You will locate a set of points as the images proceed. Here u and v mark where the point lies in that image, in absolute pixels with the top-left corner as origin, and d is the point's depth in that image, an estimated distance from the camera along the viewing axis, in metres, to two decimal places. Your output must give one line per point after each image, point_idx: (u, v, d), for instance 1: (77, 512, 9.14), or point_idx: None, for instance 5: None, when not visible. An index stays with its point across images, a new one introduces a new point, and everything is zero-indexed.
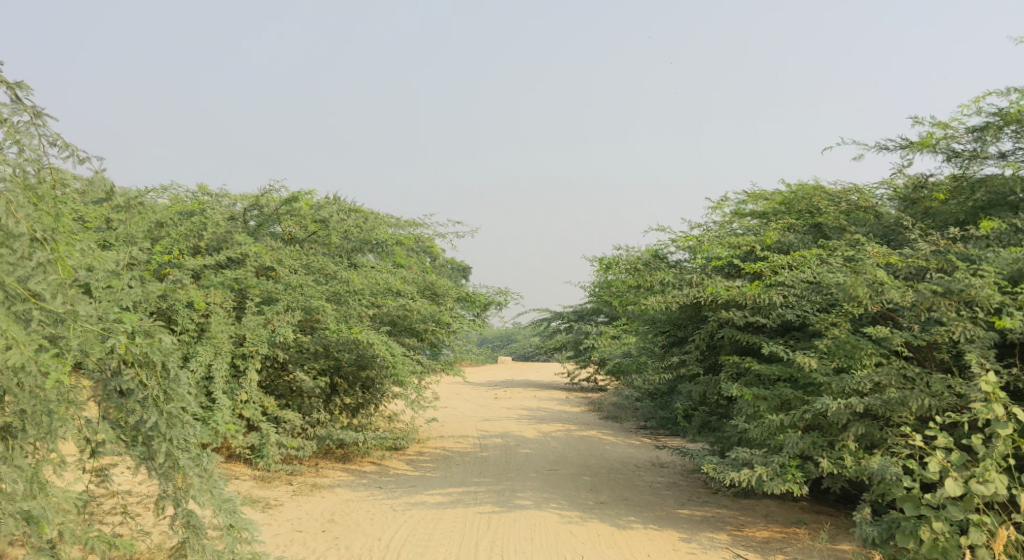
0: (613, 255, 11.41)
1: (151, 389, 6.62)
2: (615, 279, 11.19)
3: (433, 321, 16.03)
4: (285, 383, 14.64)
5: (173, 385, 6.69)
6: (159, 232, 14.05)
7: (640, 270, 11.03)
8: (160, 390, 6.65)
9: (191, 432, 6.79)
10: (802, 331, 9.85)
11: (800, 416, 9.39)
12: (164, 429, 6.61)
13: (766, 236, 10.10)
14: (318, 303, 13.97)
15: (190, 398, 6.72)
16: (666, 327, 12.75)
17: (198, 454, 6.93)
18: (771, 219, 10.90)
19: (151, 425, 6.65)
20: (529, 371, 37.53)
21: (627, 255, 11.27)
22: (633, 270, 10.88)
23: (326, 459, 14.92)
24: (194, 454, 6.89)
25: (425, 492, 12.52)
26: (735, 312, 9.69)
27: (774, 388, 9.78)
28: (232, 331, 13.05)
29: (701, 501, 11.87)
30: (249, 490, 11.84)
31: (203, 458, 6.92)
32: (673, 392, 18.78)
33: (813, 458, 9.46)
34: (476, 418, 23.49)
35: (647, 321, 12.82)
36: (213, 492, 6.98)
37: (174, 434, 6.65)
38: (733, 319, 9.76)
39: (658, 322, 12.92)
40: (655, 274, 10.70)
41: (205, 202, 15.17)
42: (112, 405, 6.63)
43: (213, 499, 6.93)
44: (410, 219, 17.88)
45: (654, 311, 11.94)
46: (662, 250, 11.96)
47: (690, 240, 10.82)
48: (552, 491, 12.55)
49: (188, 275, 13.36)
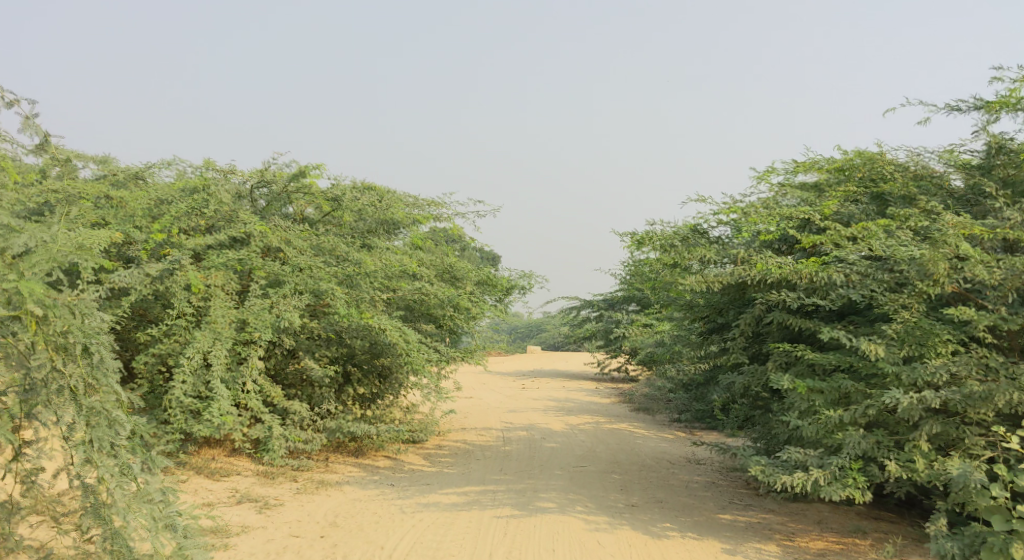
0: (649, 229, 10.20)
1: (72, 380, 6.39)
2: (651, 257, 10.00)
3: (452, 305, 14.98)
4: (293, 371, 13.72)
5: (96, 377, 6.45)
6: (158, 210, 13.09)
7: (680, 247, 9.85)
8: (81, 382, 6.42)
9: (120, 432, 6.54)
10: (863, 315, 8.67)
11: (863, 412, 8.22)
12: (85, 428, 6.39)
13: (822, 207, 8.94)
14: (328, 285, 12.99)
15: (116, 391, 6.50)
16: (706, 311, 11.62)
17: (127, 459, 6.58)
18: (827, 190, 9.73)
19: (71, 423, 6.41)
20: (557, 361, 36.43)
21: (663, 230, 10.09)
22: (672, 246, 9.70)
23: (338, 453, 13.99)
24: (121, 461, 6.54)
25: (440, 491, 11.54)
26: (787, 293, 8.53)
27: (831, 381, 8.62)
28: (233, 316, 12.07)
29: (744, 505, 10.74)
30: (249, 488, 10.92)
31: (130, 468, 6.52)
32: (709, 383, 17.64)
33: (876, 460, 8.30)
34: (501, 409, 22.41)
35: (686, 305, 11.71)
36: (143, 505, 6.52)
37: (92, 434, 6.40)
38: (785, 301, 8.60)
39: (696, 306, 11.78)
40: (695, 251, 9.54)
41: (210, 178, 14.18)
42: (28, 398, 6.35)
43: (145, 514, 6.52)
44: (430, 199, 16.84)
45: (692, 293, 10.80)
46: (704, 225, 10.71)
47: (735, 213, 9.63)
48: (579, 492, 11.46)
49: (188, 255, 12.40)
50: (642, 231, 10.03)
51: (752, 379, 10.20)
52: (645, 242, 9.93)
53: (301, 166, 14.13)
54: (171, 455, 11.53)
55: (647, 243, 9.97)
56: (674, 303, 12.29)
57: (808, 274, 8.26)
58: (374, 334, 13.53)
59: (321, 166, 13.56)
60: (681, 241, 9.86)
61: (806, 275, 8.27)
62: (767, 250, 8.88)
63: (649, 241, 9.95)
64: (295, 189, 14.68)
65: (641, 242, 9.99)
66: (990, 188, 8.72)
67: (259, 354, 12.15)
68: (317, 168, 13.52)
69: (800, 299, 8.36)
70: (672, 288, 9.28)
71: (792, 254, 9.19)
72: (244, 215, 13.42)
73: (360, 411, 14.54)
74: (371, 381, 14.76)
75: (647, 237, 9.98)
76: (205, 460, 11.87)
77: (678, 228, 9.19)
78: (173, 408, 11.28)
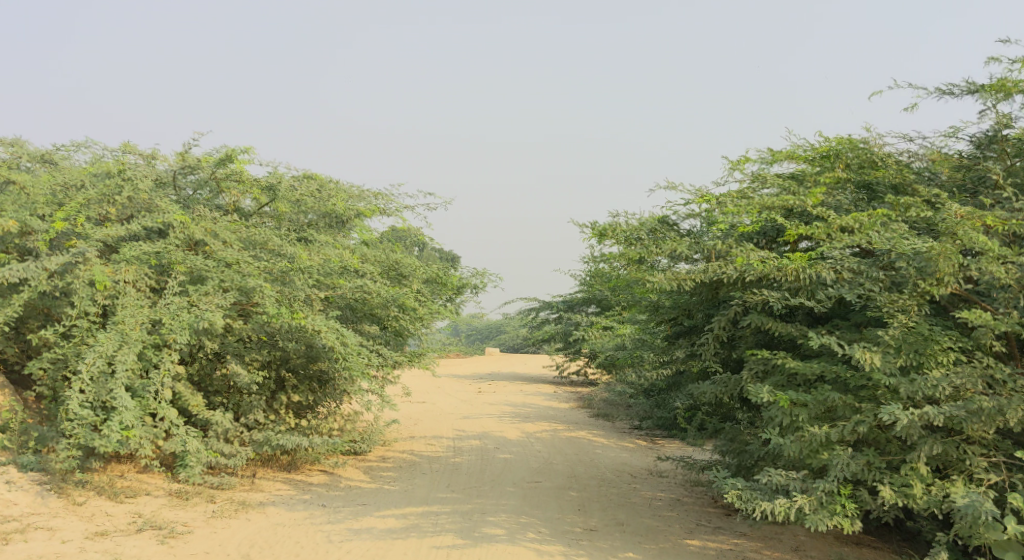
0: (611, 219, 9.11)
1: None
2: (614, 250, 8.91)
3: (397, 306, 13.74)
4: (219, 377, 12.44)
5: None
6: (63, 197, 11.71)
7: (646, 239, 8.78)
8: None
9: None
10: (850, 319, 7.71)
11: (852, 429, 7.20)
12: None
13: (809, 197, 7.95)
14: (256, 282, 11.69)
15: None
16: (674, 313, 10.63)
17: None
18: (810, 178, 8.76)
19: None
20: (515, 364, 35.28)
21: (627, 221, 9.02)
22: (638, 238, 8.62)
23: (268, 467, 12.70)
24: None
25: (375, 514, 10.35)
26: (768, 292, 7.52)
27: (816, 393, 7.61)
28: (145, 316, 10.77)
29: (713, 529, 9.71)
30: (155, 512, 9.65)
31: None
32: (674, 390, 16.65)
33: (867, 484, 7.28)
34: (453, 415, 21.27)
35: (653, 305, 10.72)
36: None
37: None
38: (767, 302, 7.57)
39: (662, 307, 10.76)
40: (664, 245, 8.51)
41: (126, 161, 12.78)
42: None
43: None
44: (375, 190, 15.61)
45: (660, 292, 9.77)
46: (672, 215, 9.67)
47: (708, 201, 8.60)
48: (531, 514, 10.34)
49: (95, 248, 11.06)
50: (604, 223, 8.95)
51: (725, 389, 9.18)
52: (607, 235, 8.86)
53: (229, 150, 12.79)
54: (69, 474, 10.20)
55: (608, 236, 8.89)
56: (640, 304, 11.26)
57: (794, 271, 7.24)
58: (309, 337, 12.28)
59: (250, 150, 12.25)
60: (648, 233, 8.79)
61: (791, 272, 7.27)
62: (746, 244, 7.87)
63: (611, 233, 8.87)
64: (224, 175, 13.34)
65: (602, 235, 8.91)
66: (995, 176, 7.78)
67: (173, 359, 10.84)
68: (245, 152, 12.21)
69: (784, 300, 7.34)
70: (638, 285, 8.21)
71: (773, 249, 8.23)
72: (164, 203, 12.09)
73: (295, 421, 13.26)
74: (307, 387, 13.50)
75: (609, 230, 8.90)
76: (111, 479, 10.56)
77: (644, 216, 8.13)
78: (71, 421, 9.97)
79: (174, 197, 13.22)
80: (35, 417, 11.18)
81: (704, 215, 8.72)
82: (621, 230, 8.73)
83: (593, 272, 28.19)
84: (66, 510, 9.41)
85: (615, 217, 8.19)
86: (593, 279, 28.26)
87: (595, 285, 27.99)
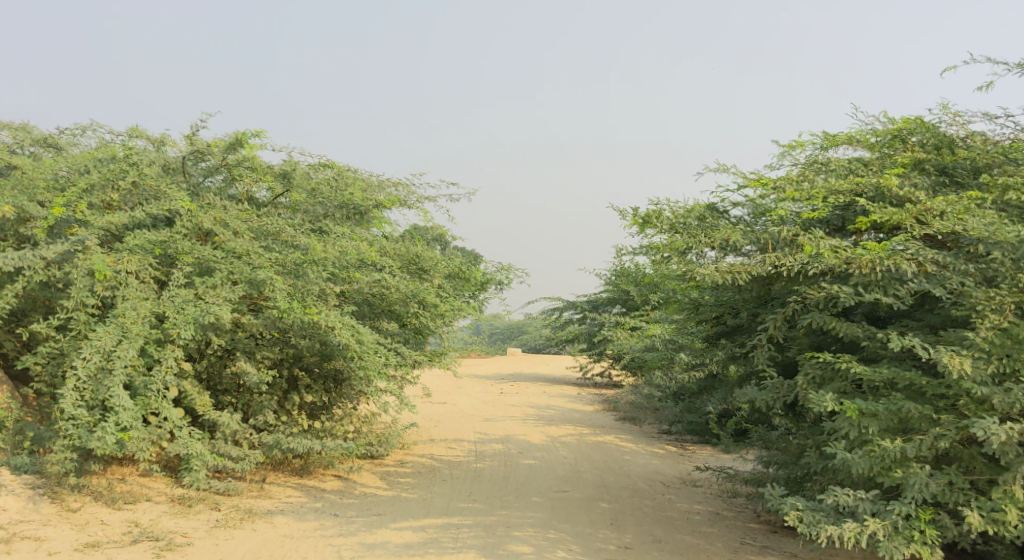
0: (653, 206, 8.29)
1: None
2: (656, 240, 8.09)
3: (417, 302, 12.96)
4: (229, 375, 11.82)
5: None
6: (65, 183, 11.06)
7: (692, 228, 7.95)
8: None
9: None
10: (926, 319, 6.94)
11: (933, 444, 6.34)
12: None
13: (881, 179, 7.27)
14: (267, 274, 10.95)
15: None
16: (717, 311, 9.80)
17: None
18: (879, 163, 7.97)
19: None
20: (538, 365, 34.42)
21: (671, 208, 8.20)
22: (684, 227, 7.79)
23: (279, 472, 11.97)
24: None
25: (390, 525, 9.58)
26: (839, 287, 6.75)
27: (888, 402, 6.70)
28: (148, 309, 10.08)
29: (761, 549, 8.84)
30: (154, 521, 8.94)
31: None
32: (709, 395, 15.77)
33: (947, 507, 6.42)
34: (475, 417, 20.48)
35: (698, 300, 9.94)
36: None
37: None
38: (839, 297, 6.74)
39: (705, 305, 9.93)
40: (713, 235, 7.74)
41: (133, 146, 12.11)
42: None
43: None
44: (395, 179, 14.85)
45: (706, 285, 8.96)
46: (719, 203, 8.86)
47: (763, 184, 7.78)
48: (560, 529, 9.53)
49: (96, 236, 10.39)
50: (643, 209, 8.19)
51: (776, 396, 8.26)
52: (648, 223, 8.08)
53: (239, 134, 12.08)
54: (65, 478, 9.51)
55: (649, 224, 8.09)
56: (679, 300, 10.41)
57: (871, 263, 6.52)
58: (322, 334, 11.51)
59: (261, 134, 11.51)
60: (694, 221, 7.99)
61: (867, 265, 6.53)
62: (812, 231, 7.19)
63: (652, 221, 8.06)
64: (236, 162, 12.64)
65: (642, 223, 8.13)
66: None
67: (177, 355, 10.12)
68: (257, 137, 11.49)
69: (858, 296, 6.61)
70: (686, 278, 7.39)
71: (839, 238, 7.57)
72: (171, 189, 11.39)
73: (308, 423, 12.53)
74: (321, 387, 12.82)
75: (649, 217, 8.10)
76: (109, 483, 9.86)
77: (694, 200, 7.38)
78: (65, 421, 9.27)
79: (184, 185, 12.53)
80: (33, 416, 10.51)
81: (758, 201, 7.89)
82: (664, 218, 7.94)
83: (619, 271, 27.33)
84: (58, 517, 8.70)
85: (659, 201, 7.41)
86: (619, 278, 27.39)
87: (621, 284, 27.12)
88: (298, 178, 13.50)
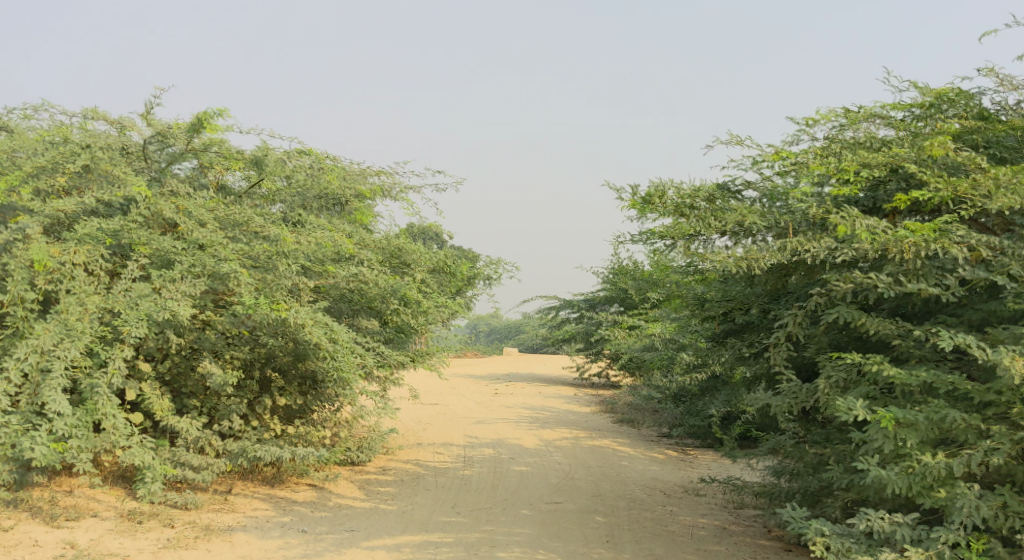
0: (656, 186, 7.39)
1: None
2: (660, 225, 7.20)
3: (398, 298, 11.96)
4: (194, 377, 10.93)
5: None
6: (10, 167, 10.12)
7: (699, 211, 7.06)
8: None
9: None
10: (968, 317, 6.15)
11: (984, 460, 5.44)
12: None
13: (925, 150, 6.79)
14: (230, 267, 9.99)
15: None
16: (725, 307, 8.93)
17: None
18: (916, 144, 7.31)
19: None
20: (535, 365, 33.47)
21: (676, 189, 7.30)
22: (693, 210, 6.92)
23: (248, 481, 11.04)
24: None
25: (360, 544, 8.63)
26: (879, 276, 5.98)
27: (927, 408, 5.79)
28: (96, 305, 9.15)
29: None
30: (93, 542, 8.00)
31: None
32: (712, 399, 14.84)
33: (1000, 534, 5.50)
34: (467, 420, 19.57)
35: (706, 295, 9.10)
36: None
37: None
38: (876, 287, 5.97)
39: (711, 300, 9.05)
40: (726, 217, 6.99)
41: (89, 128, 11.17)
42: None
43: None
44: (377, 167, 13.91)
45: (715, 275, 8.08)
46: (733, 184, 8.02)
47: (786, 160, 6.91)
48: (551, 548, 8.64)
49: (40, 224, 9.46)
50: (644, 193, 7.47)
51: (793, 402, 7.34)
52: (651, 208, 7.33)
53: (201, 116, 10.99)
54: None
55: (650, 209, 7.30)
56: (683, 295, 9.51)
57: (912, 247, 5.85)
58: (293, 332, 10.57)
59: (225, 114, 10.46)
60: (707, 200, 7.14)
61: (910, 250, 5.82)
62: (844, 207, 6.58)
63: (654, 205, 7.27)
64: (203, 146, 11.67)
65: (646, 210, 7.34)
66: None
67: (127, 356, 9.19)
68: (221, 116, 10.46)
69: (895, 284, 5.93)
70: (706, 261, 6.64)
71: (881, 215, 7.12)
72: (127, 173, 10.44)
73: (281, 428, 11.60)
74: (296, 389, 11.85)
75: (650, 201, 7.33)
76: (52, 496, 8.92)
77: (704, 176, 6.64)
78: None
79: (142, 169, 11.42)
80: None
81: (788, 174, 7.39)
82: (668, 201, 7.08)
83: (616, 269, 26.39)
84: None
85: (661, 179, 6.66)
86: (616, 275, 26.44)
87: (619, 282, 26.16)
88: (272, 165, 12.51)
